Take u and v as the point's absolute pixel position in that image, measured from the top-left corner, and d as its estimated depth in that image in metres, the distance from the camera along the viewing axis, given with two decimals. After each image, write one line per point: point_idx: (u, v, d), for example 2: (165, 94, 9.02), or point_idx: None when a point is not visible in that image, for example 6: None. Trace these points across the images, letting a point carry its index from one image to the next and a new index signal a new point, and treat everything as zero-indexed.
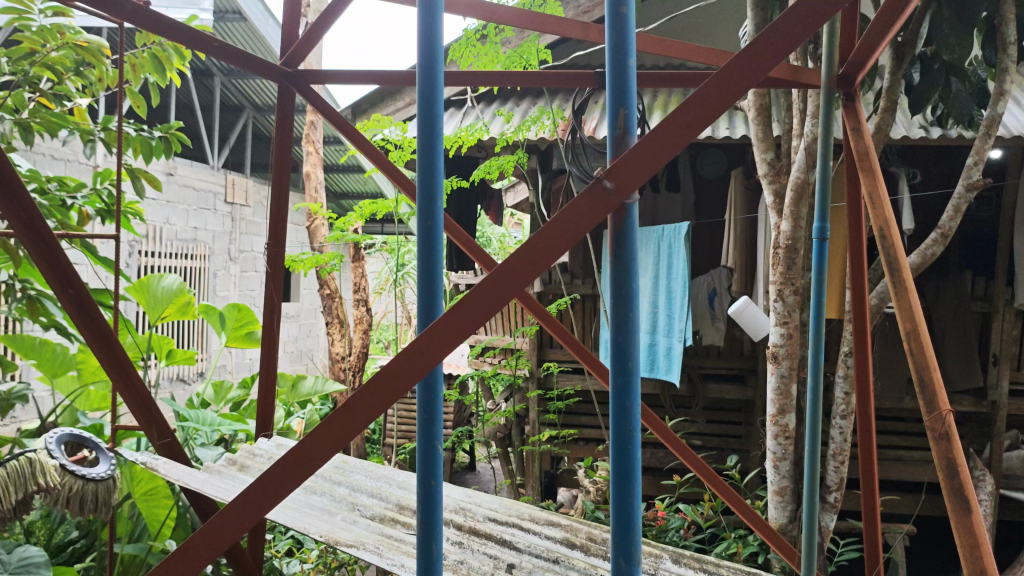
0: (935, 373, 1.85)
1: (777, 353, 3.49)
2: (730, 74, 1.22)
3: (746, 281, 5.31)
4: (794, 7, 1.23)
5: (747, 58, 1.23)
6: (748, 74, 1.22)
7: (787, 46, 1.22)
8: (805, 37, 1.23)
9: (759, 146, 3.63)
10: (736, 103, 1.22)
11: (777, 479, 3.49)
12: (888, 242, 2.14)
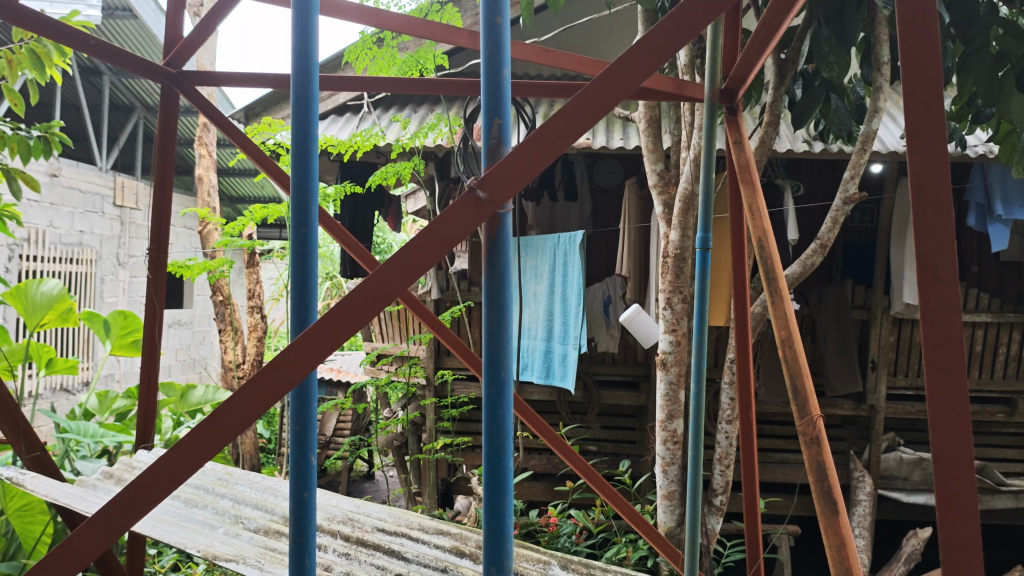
0: (807, 379, 1.97)
1: (665, 359, 3.56)
2: (603, 84, 1.24)
3: (639, 290, 5.41)
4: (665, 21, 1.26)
5: (620, 69, 1.25)
6: (620, 85, 1.24)
7: (658, 58, 1.25)
8: (675, 50, 1.26)
9: (649, 157, 3.70)
10: (609, 113, 1.24)
11: (666, 484, 3.55)
12: (767, 254, 2.21)
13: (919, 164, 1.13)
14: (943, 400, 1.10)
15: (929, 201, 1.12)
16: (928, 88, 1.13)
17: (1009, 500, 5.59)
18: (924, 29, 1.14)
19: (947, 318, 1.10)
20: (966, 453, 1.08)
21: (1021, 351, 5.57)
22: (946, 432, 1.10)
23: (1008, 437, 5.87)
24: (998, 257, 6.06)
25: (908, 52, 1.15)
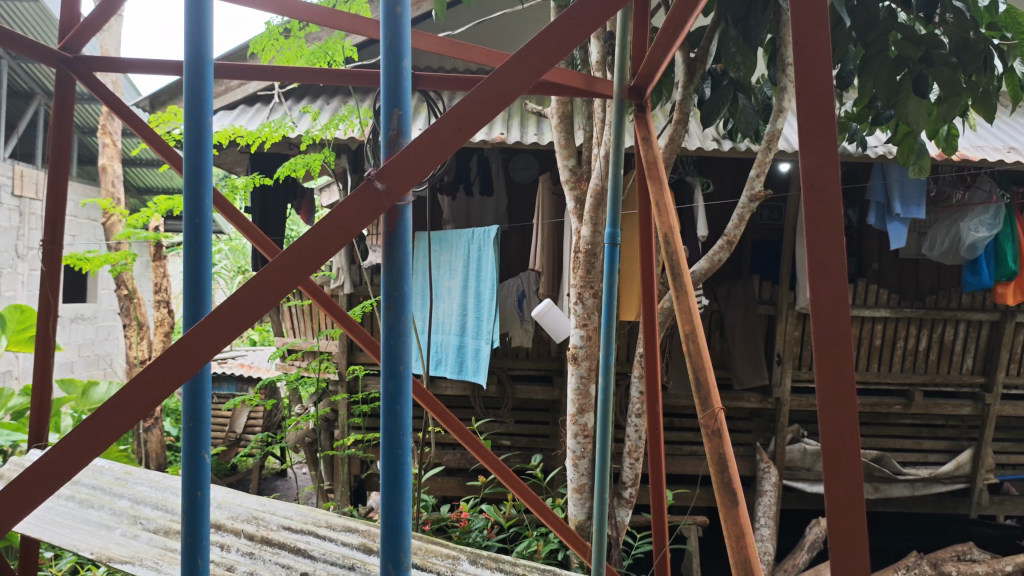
0: (710, 373, 2.01)
1: (576, 353, 3.59)
2: (503, 77, 1.23)
3: (552, 285, 5.44)
4: (565, 14, 1.26)
5: (520, 63, 1.24)
6: (519, 79, 1.24)
7: (558, 52, 1.25)
8: (576, 44, 1.26)
9: (560, 152, 3.71)
10: (509, 107, 1.24)
11: (576, 477, 3.57)
12: (672, 250, 2.24)
13: (812, 160, 1.15)
14: (832, 389, 1.13)
15: (821, 195, 1.15)
16: (819, 86, 1.16)
17: (906, 489, 5.84)
18: (818, 27, 1.17)
19: (837, 311, 1.13)
20: (854, 443, 1.12)
21: (917, 345, 5.79)
22: (835, 422, 1.12)
23: (905, 427, 6.09)
24: (897, 254, 6.28)
25: (800, 50, 1.17)
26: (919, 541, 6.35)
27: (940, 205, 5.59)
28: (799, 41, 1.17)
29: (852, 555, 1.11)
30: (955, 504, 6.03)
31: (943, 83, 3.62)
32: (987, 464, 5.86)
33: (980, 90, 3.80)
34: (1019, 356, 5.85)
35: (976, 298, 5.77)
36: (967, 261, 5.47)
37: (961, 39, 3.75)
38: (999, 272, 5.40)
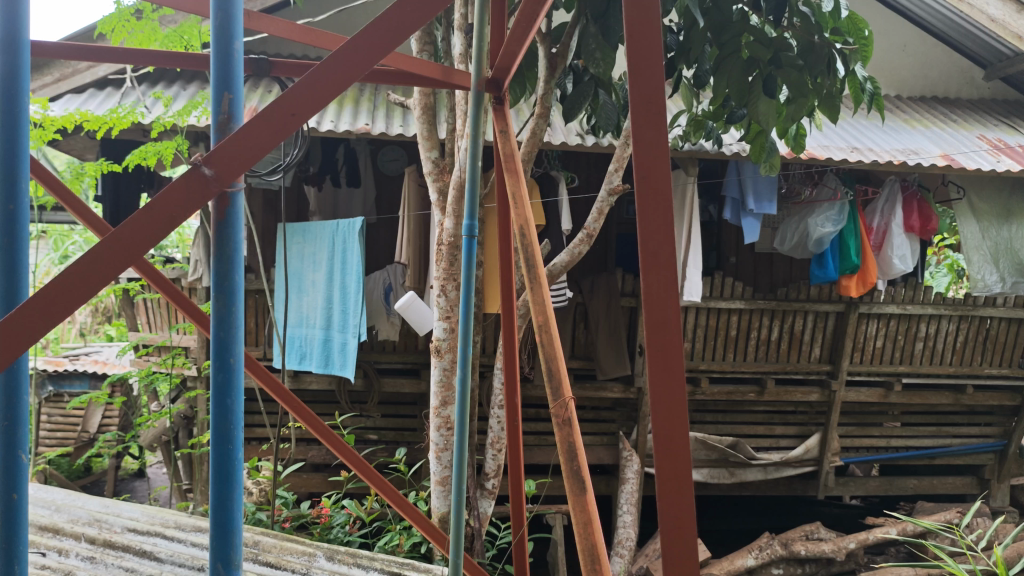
0: (561, 364, 2.05)
1: (439, 346, 3.57)
2: (336, 64, 1.24)
3: (418, 278, 5.42)
4: (397, 4, 1.29)
5: (354, 49, 1.25)
6: (352, 66, 1.25)
7: (390, 41, 1.27)
8: (408, 34, 1.29)
9: (423, 144, 3.70)
10: (342, 94, 1.25)
11: (439, 470, 3.56)
12: (527, 244, 2.26)
13: (643, 153, 1.18)
14: (663, 378, 1.16)
15: (653, 187, 1.18)
16: (652, 80, 1.19)
17: (759, 473, 6.14)
18: (651, 21, 1.19)
19: (668, 302, 1.16)
20: (685, 429, 1.15)
21: (771, 335, 6.04)
22: (665, 412, 1.15)
23: (759, 414, 6.35)
24: (753, 249, 6.56)
25: (635, 43, 1.19)
26: (771, 522, 6.65)
27: (790, 201, 5.83)
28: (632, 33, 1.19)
29: (680, 540, 1.15)
30: (804, 487, 6.40)
31: (790, 85, 3.78)
32: (833, 448, 6.25)
33: (825, 91, 3.99)
34: (863, 346, 6.18)
35: (824, 290, 6.06)
36: (815, 256, 5.76)
37: (807, 42, 3.94)
38: (844, 266, 5.69)
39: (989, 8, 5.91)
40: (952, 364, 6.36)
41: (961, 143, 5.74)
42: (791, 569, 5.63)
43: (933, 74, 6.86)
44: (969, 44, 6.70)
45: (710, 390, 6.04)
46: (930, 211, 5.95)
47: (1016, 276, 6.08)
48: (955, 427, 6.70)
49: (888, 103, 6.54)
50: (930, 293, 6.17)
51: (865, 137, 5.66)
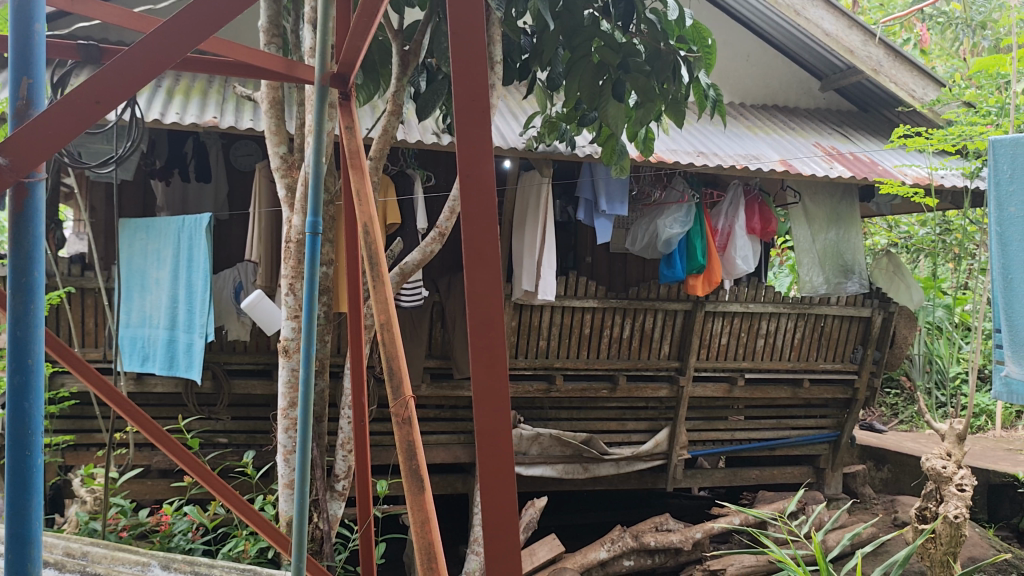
0: (402, 362, 2.05)
1: (287, 346, 3.49)
2: (142, 58, 1.47)
3: (270, 276, 5.28)
4: (196, 7, 1.51)
5: (159, 45, 1.49)
6: (158, 60, 1.49)
7: (191, 40, 1.51)
8: (206, 33, 1.53)
9: (271, 139, 3.60)
10: (149, 84, 1.49)
11: (287, 473, 3.48)
12: (371, 241, 2.24)
13: (467, 154, 1.20)
14: (485, 377, 1.18)
15: (476, 183, 1.19)
16: (476, 83, 1.21)
17: (611, 468, 6.31)
18: (471, 28, 1.22)
19: (491, 299, 1.18)
20: (505, 427, 1.19)
21: (622, 333, 6.20)
22: (487, 407, 1.18)
23: (611, 411, 6.48)
24: (607, 249, 6.70)
25: (459, 49, 1.21)
26: (623, 515, 6.84)
27: (641, 203, 6.03)
28: (455, 36, 1.21)
29: (501, 534, 1.19)
30: (655, 479, 6.63)
31: (638, 89, 3.90)
32: (681, 441, 6.51)
33: (670, 97, 4.11)
34: (709, 343, 6.42)
35: (673, 289, 6.25)
36: (664, 256, 5.93)
37: (654, 49, 4.05)
38: (691, 267, 5.90)
39: (824, 22, 6.32)
40: (790, 360, 6.70)
41: (797, 150, 6.05)
42: (641, 559, 5.81)
43: (775, 83, 7.20)
44: (807, 56, 7.07)
45: (564, 387, 6.13)
46: (771, 214, 6.25)
47: (840, 278, 6.53)
48: (793, 419, 7.05)
49: (733, 110, 6.83)
50: (771, 292, 6.46)
51: (709, 142, 5.89)
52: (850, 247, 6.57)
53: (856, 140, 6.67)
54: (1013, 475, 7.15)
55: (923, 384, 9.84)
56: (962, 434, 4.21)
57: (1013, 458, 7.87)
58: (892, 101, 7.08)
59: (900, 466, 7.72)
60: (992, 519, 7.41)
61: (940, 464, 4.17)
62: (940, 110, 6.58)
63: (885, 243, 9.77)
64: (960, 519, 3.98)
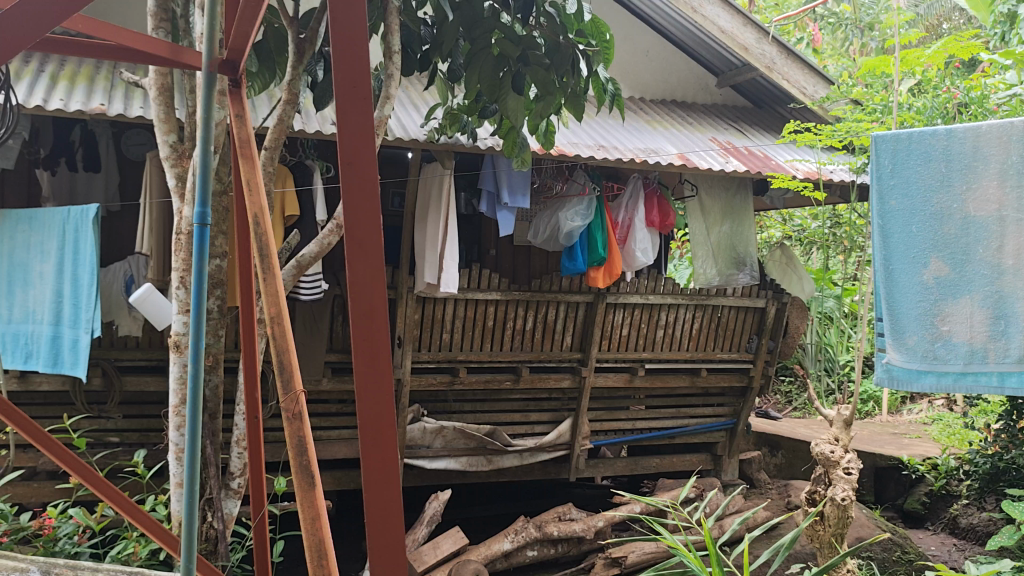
0: (293, 356, 2.02)
1: (179, 341, 3.38)
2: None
3: (161, 270, 5.12)
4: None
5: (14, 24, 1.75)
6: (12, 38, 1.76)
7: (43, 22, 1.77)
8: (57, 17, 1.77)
9: (160, 126, 3.48)
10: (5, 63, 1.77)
11: (178, 471, 3.38)
12: (261, 232, 2.18)
13: (352, 177, 1.40)
14: (369, 366, 1.40)
15: (357, 186, 1.41)
16: (358, 101, 1.41)
17: (514, 459, 6.38)
18: (351, 51, 1.41)
19: (375, 300, 1.40)
20: (387, 407, 1.41)
21: (525, 325, 6.22)
22: (370, 392, 1.40)
23: (515, 402, 6.50)
24: (511, 241, 6.71)
25: (341, 70, 1.39)
26: (527, 506, 6.88)
27: (542, 195, 6.13)
28: (338, 60, 1.40)
29: (384, 495, 1.42)
30: (558, 470, 6.71)
31: (538, 82, 3.91)
32: (582, 431, 6.59)
33: (570, 90, 4.12)
34: (610, 334, 6.51)
35: (574, 281, 6.28)
36: (565, 248, 5.98)
37: (554, 42, 4.10)
38: (592, 259, 5.96)
39: (720, 20, 6.46)
40: (689, 350, 6.85)
41: (695, 144, 6.17)
42: (545, 549, 5.85)
43: (674, 79, 7.34)
44: (704, 53, 7.22)
45: (467, 379, 6.13)
46: (669, 208, 6.40)
47: (733, 269, 6.65)
48: (692, 408, 7.20)
49: (632, 104, 6.92)
50: (669, 284, 6.58)
51: (610, 135, 5.96)
52: (743, 240, 6.74)
53: (750, 135, 6.85)
54: (898, 458, 7.49)
55: (815, 372, 10.21)
56: (849, 419, 4.35)
57: (897, 441, 8.24)
58: (785, 99, 7.31)
59: (793, 451, 7.99)
60: (879, 501, 7.75)
61: (828, 448, 4.31)
62: (829, 108, 6.81)
63: (780, 236, 10.09)
64: (847, 502, 4.15)
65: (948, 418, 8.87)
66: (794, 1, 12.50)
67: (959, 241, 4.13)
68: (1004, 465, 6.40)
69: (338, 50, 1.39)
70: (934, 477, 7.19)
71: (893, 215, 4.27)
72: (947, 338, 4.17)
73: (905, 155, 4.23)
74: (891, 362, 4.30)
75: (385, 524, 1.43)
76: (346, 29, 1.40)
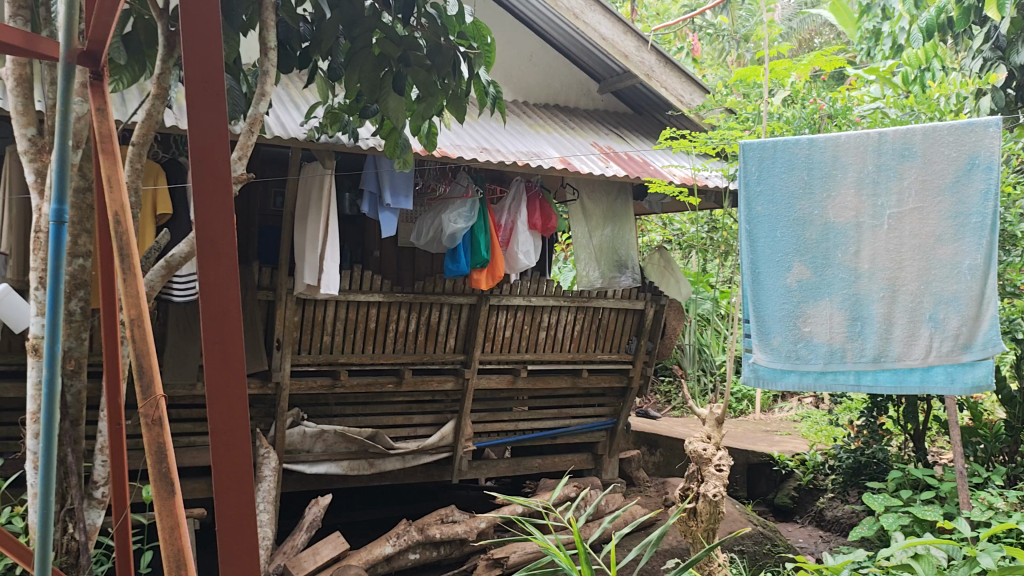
0: (153, 359, 1.94)
1: (38, 345, 3.21)
2: None
3: (21, 270, 4.87)
4: None
5: None
6: None
7: None
8: None
9: (18, 119, 3.30)
10: None
11: (35, 481, 3.21)
12: (121, 231, 2.09)
13: (204, 196, 1.54)
14: (219, 369, 1.51)
15: (213, 204, 1.55)
16: (213, 131, 1.56)
17: (397, 462, 6.35)
18: (207, 85, 1.56)
19: (225, 307, 1.53)
20: (238, 407, 1.52)
21: (408, 327, 6.18)
22: (221, 392, 1.51)
23: (398, 405, 6.45)
24: (395, 243, 6.67)
25: (197, 106, 1.55)
26: (410, 509, 6.83)
27: (426, 197, 6.13)
28: (192, 82, 1.56)
29: (235, 491, 1.51)
30: (441, 472, 6.70)
31: (419, 83, 3.88)
32: (466, 433, 6.58)
33: (451, 92, 4.12)
34: (493, 336, 6.53)
35: (458, 283, 6.27)
36: (448, 250, 5.97)
37: (433, 43, 4.05)
38: (474, 261, 5.97)
39: (601, 27, 6.58)
40: (570, 351, 6.94)
41: (577, 149, 6.28)
42: (427, 552, 5.82)
43: (556, 84, 7.42)
44: (586, 59, 7.34)
45: (349, 382, 6.05)
46: (551, 210, 6.52)
47: (614, 271, 6.79)
48: (574, 408, 7.30)
49: (515, 108, 6.98)
50: (551, 286, 6.65)
51: (493, 139, 6.00)
52: (624, 243, 6.89)
53: (630, 141, 7.01)
54: (770, 454, 7.78)
55: (693, 372, 10.50)
56: (721, 417, 4.47)
57: (769, 438, 8.56)
58: (664, 106, 7.49)
59: (671, 449, 8.22)
60: (751, 496, 8.03)
61: (701, 446, 4.43)
62: (704, 116, 7.04)
63: (660, 239, 10.35)
64: (718, 498, 4.29)
65: (816, 416, 9.27)
66: (674, 10, 12.86)
67: (820, 246, 4.45)
68: (866, 459, 6.74)
69: (194, 83, 1.55)
70: (801, 472, 7.55)
71: (758, 220, 4.53)
72: (809, 338, 4.47)
73: (769, 163, 4.51)
74: (756, 362, 4.57)
75: (241, 513, 1.51)
76: (199, 55, 1.57)
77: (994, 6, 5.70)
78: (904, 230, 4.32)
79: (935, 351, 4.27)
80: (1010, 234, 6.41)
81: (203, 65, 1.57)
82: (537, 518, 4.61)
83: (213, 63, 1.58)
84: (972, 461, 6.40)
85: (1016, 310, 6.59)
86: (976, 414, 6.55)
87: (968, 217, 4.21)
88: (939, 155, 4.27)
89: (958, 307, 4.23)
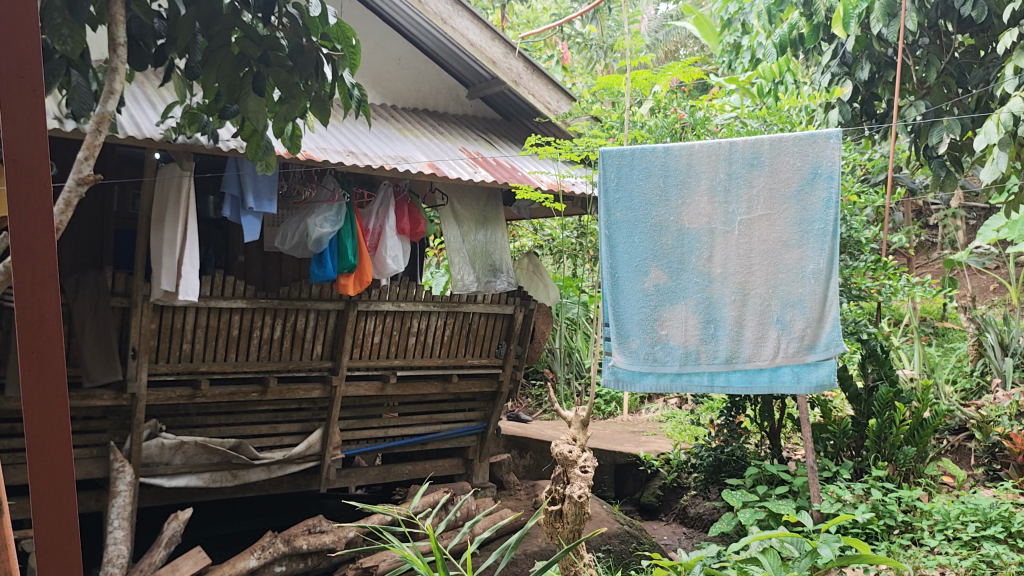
0: None
1: None
2: None
3: None
4: None
5: None
6: None
7: None
8: None
9: None
10: None
11: None
12: None
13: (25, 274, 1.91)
14: (43, 406, 1.92)
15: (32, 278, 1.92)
16: (32, 220, 1.92)
17: (261, 473, 6.19)
18: (26, 183, 1.92)
19: (42, 358, 1.93)
20: (60, 434, 1.93)
21: (273, 334, 6.03)
22: (42, 426, 1.91)
23: (263, 414, 6.28)
24: (261, 247, 6.50)
25: (18, 204, 1.91)
26: (275, 521, 6.66)
27: (291, 200, 6.00)
28: (15, 179, 1.90)
29: (59, 497, 1.93)
30: (308, 481, 6.57)
31: (280, 84, 3.78)
32: (333, 442, 6.47)
33: (314, 94, 4.04)
34: (361, 342, 6.43)
35: (324, 288, 6.15)
36: (314, 255, 5.87)
37: (296, 44, 3.96)
38: (341, 266, 5.89)
39: (469, 32, 6.61)
40: (440, 355, 6.92)
41: (445, 153, 6.27)
42: (293, 564, 5.70)
43: (425, 88, 7.40)
44: (454, 65, 7.36)
45: (210, 391, 5.84)
46: (419, 214, 6.51)
47: (489, 276, 6.87)
48: (444, 413, 7.28)
49: (381, 112, 6.92)
50: (421, 291, 6.60)
51: (360, 142, 5.93)
52: (496, 247, 6.98)
53: (498, 146, 7.06)
54: (636, 454, 7.98)
55: (563, 375, 10.63)
56: (586, 419, 4.54)
57: (636, 439, 8.76)
58: (531, 112, 7.59)
59: (541, 452, 8.33)
60: (618, 496, 8.21)
61: (566, 448, 4.49)
62: (570, 123, 7.18)
63: (530, 244, 10.43)
64: (583, 499, 4.34)
65: (680, 416, 9.55)
66: (544, 18, 13.04)
67: (675, 250, 4.59)
68: (726, 457, 7.00)
69: (16, 183, 1.90)
70: (666, 471, 7.78)
71: (617, 226, 4.66)
72: (665, 341, 4.61)
73: (627, 170, 4.65)
74: (616, 364, 4.67)
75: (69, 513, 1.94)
76: (20, 159, 1.91)
77: (840, 24, 6.01)
78: (754, 235, 4.50)
79: (782, 352, 4.47)
80: (856, 240, 6.78)
81: (24, 169, 1.91)
82: (399, 526, 4.57)
83: (35, 159, 1.93)
84: (822, 456, 6.74)
85: (861, 311, 6.96)
86: (826, 411, 6.81)
87: (811, 223, 4.44)
88: (784, 164, 4.49)
89: (803, 310, 4.44)
